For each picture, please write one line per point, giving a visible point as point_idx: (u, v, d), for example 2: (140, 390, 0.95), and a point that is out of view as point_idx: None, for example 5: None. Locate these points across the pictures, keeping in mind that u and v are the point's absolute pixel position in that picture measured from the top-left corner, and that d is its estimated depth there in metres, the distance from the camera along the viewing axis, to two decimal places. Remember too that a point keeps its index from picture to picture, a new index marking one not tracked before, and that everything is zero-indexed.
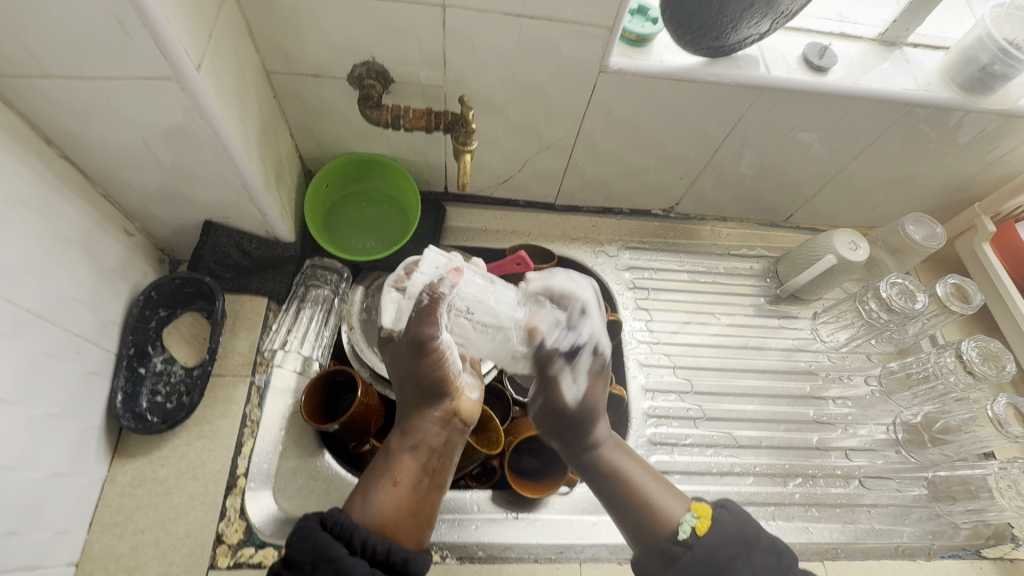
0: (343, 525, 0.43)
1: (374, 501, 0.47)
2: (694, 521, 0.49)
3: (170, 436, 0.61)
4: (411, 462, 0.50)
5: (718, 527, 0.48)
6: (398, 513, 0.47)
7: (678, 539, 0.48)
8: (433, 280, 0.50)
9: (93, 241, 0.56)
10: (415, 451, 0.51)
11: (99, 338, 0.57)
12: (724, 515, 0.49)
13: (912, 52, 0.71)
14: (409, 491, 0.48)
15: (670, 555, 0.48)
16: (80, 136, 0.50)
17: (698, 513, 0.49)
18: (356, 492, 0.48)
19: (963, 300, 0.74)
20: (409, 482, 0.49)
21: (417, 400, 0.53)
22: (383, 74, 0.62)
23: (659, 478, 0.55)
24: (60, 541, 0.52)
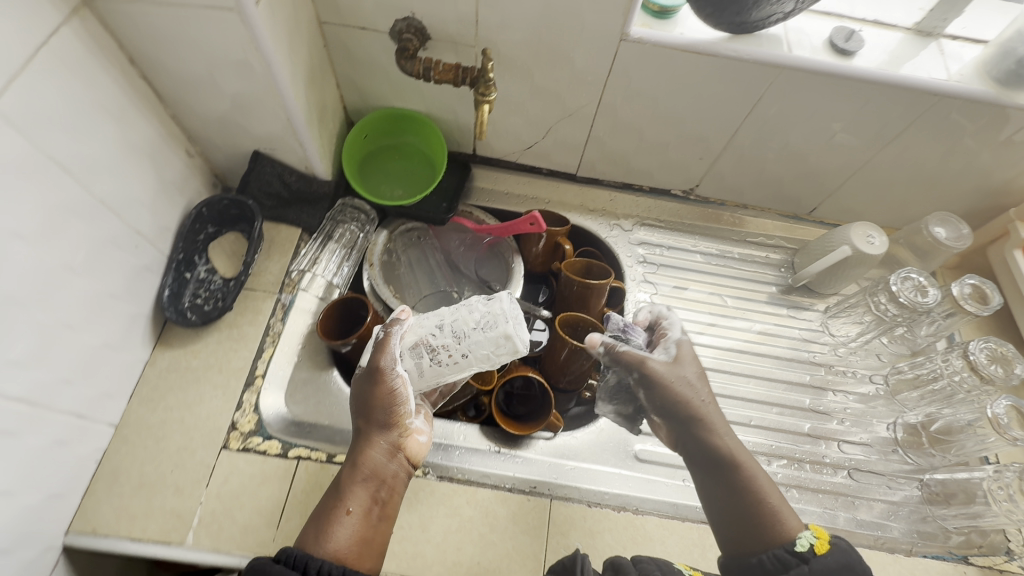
0: (297, 557, 0.49)
1: (332, 533, 0.52)
2: (813, 539, 0.53)
3: (204, 334, 0.70)
4: (363, 493, 0.56)
5: (835, 551, 0.52)
6: (355, 541, 0.53)
7: (796, 549, 0.52)
8: (387, 324, 0.61)
9: (158, 154, 0.65)
10: (366, 483, 0.57)
11: (155, 238, 0.66)
12: (842, 544, 0.53)
13: (948, 44, 0.70)
14: (361, 519, 0.55)
15: (784, 562, 0.52)
16: (158, 59, 0.59)
17: (817, 535, 0.53)
18: (314, 525, 0.54)
19: (980, 301, 0.72)
20: (362, 511, 0.55)
21: (372, 437, 0.60)
22: (421, 30, 0.68)
23: (775, 486, 0.59)
24: (104, 402, 0.61)
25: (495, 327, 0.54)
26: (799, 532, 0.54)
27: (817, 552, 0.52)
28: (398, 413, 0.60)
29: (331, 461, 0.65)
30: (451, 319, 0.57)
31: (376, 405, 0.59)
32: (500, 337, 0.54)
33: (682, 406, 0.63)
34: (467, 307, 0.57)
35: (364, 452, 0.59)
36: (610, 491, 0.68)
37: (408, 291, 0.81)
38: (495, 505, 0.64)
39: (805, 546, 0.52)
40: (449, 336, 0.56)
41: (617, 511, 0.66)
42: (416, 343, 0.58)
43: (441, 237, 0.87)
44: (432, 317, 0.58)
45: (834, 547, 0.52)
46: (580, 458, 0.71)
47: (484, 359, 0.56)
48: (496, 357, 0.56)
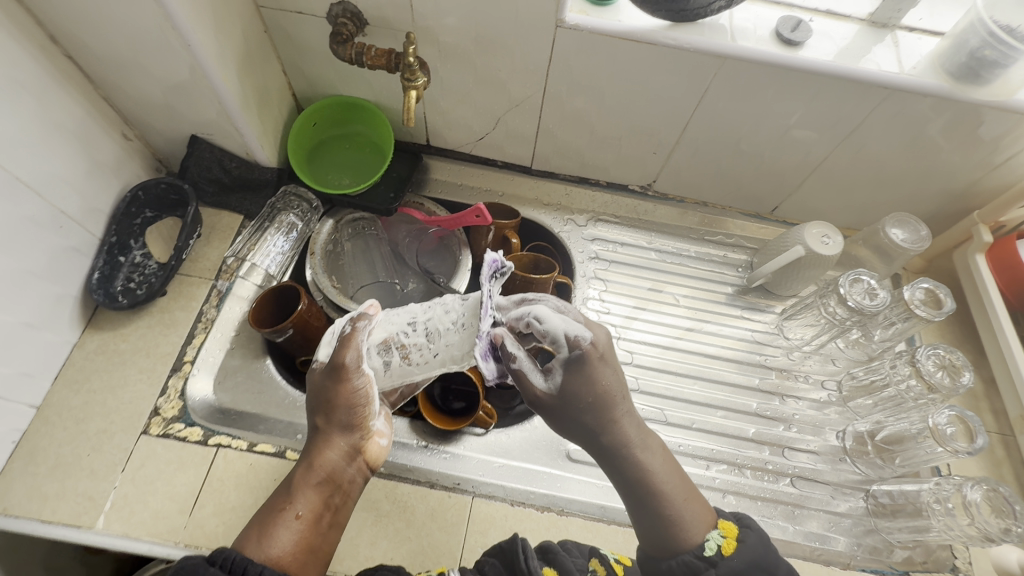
0: (235, 560, 0.46)
1: (273, 538, 0.49)
2: (721, 539, 0.51)
3: (135, 318, 0.69)
4: (316, 497, 0.53)
5: (743, 548, 0.49)
6: (299, 548, 0.50)
7: (706, 555, 0.49)
8: (354, 316, 0.57)
9: (88, 136, 0.65)
10: (319, 486, 0.54)
11: (85, 220, 0.66)
12: (750, 536, 0.50)
13: (905, 36, 0.67)
14: (310, 525, 0.51)
15: (693, 568, 0.49)
16: (81, 39, 0.59)
17: (725, 532, 0.51)
18: (256, 528, 0.50)
19: (934, 306, 0.69)
20: (312, 517, 0.52)
21: (331, 438, 0.57)
22: (357, 15, 0.67)
23: (680, 473, 0.55)
24: (23, 382, 0.61)
25: (469, 330, 0.53)
26: (708, 531, 0.51)
27: (725, 553, 0.50)
28: (359, 415, 0.57)
29: (251, 450, 0.64)
30: (423, 319, 0.56)
31: (339, 404, 0.56)
32: (475, 337, 0.53)
33: (579, 417, 0.55)
34: (443, 308, 0.55)
35: (319, 453, 0.55)
36: (537, 491, 0.66)
37: (350, 281, 0.80)
38: (415, 500, 0.63)
39: (713, 548, 0.50)
40: (422, 336, 0.56)
41: (541, 511, 0.64)
42: (385, 341, 0.57)
43: (389, 229, 0.85)
44: (406, 317, 0.57)
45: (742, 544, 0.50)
46: (509, 456, 0.69)
47: (454, 359, 0.56)
48: (468, 357, 0.55)
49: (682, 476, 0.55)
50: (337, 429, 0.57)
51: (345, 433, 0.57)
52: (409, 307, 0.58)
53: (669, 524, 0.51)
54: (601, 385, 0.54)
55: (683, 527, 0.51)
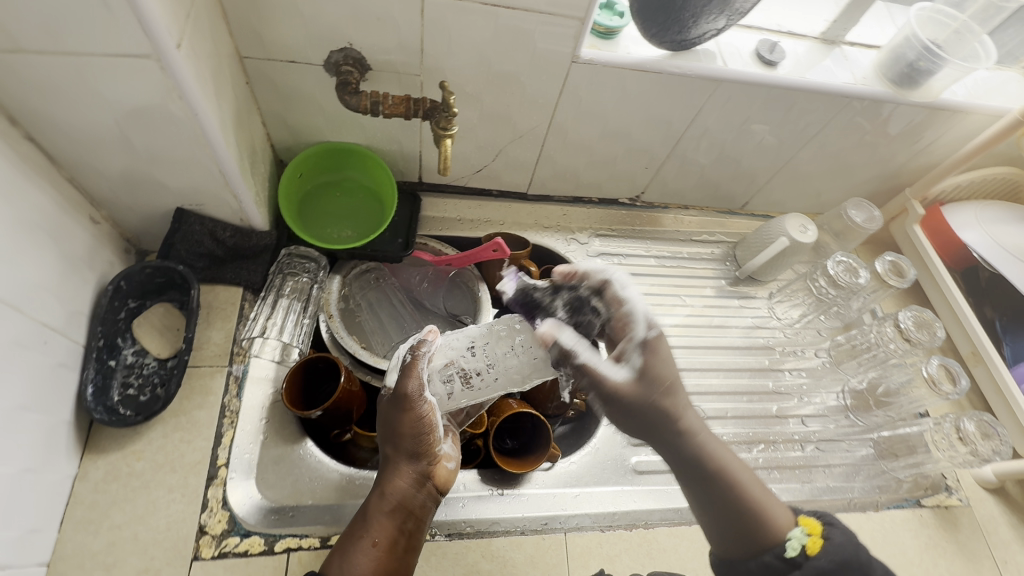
0: None
1: (353, 564, 0.50)
2: (805, 538, 0.52)
3: (145, 429, 0.59)
4: (389, 524, 0.53)
5: (830, 546, 0.50)
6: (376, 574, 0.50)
7: (788, 555, 0.51)
8: (414, 342, 0.59)
9: (58, 229, 0.54)
10: (392, 512, 0.54)
11: (66, 328, 0.55)
12: (836, 534, 0.51)
13: (850, 50, 0.78)
14: (387, 552, 0.52)
15: (772, 568, 0.51)
16: (46, 117, 0.49)
17: (809, 531, 0.52)
18: (337, 555, 0.51)
19: (898, 275, 0.82)
20: (388, 543, 0.52)
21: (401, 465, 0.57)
22: (360, 61, 0.63)
23: (758, 481, 0.56)
24: (30, 540, 0.50)
25: (525, 349, 0.59)
26: (789, 530, 0.53)
27: (810, 551, 0.51)
28: (425, 439, 0.56)
29: (326, 545, 0.59)
30: (484, 343, 0.59)
31: (404, 432, 0.56)
32: (534, 357, 0.59)
33: (642, 390, 0.57)
34: (498, 331, 0.60)
35: (389, 479, 0.56)
36: (619, 511, 0.68)
37: (375, 338, 0.75)
38: (512, 551, 0.62)
39: (796, 547, 0.51)
40: (484, 359, 0.58)
41: (629, 530, 0.66)
42: (448, 365, 0.58)
43: (400, 274, 0.82)
44: (464, 342, 0.60)
45: (829, 541, 0.51)
46: (582, 484, 0.70)
47: (513, 379, 0.59)
48: (527, 377, 0.59)
49: (759, 482, 0.57)
50: (404, 455, 0.57)
51: (412, 460, 0.57)
52: (463, 333, 0.61)
53: (753, 521, 0.53)
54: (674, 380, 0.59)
55: (769, 522, 0.53)
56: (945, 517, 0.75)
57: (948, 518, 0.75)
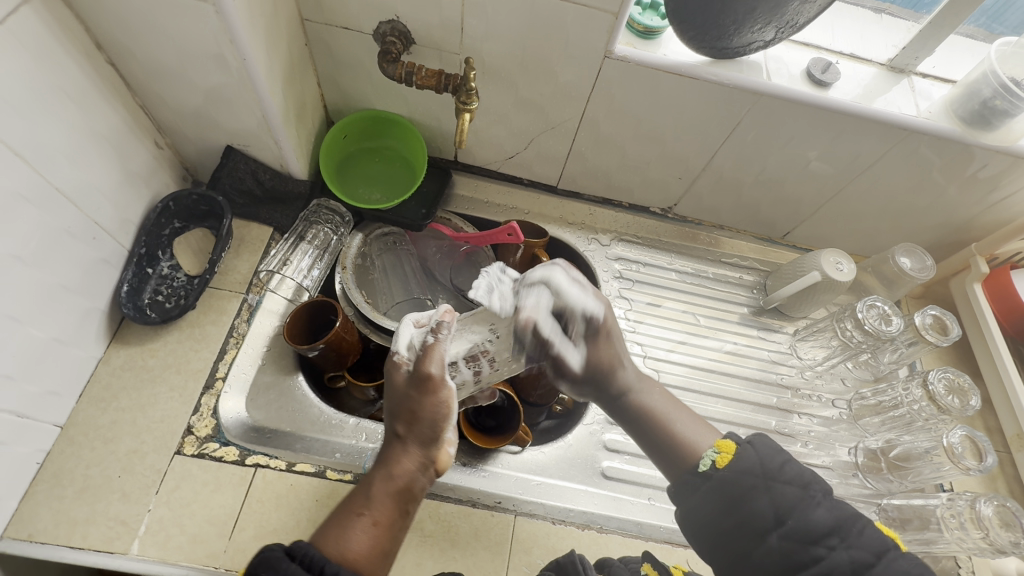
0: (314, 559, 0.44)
1: (348, 538, 0.47)
2: (716, 455, 0.53)
3: (164, 332, 0.67)
4: (389, 503, 0.50)
5: (738, 462, 0.52)
6: (369, 549, 0.47)
7: (700, 470, 0.53)
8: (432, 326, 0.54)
9: (124, 145, 0.62)
10: (396, 493, 0.51)
11: (116, 230, 0.63)
12: (747, 451, 0.52)
13: (919, 81, 0.72)
14: (385, 532, 0.49)
15: (694, 483, 0.53)
16: (126, 46, 0.57)
17: (721, 448, 0.53)
18: (333, 522, 0.48)
19: (941, 332, 0.74)
20: (387, 522, 0.49)
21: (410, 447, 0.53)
22: (405, 34, 0.67)
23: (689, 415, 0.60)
24: (50, 400, 0.58)
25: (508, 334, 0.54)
26: (705, 451, 0.55)
27: (720, 466, 0.52)
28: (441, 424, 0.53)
29: (290, 469, 0.63)
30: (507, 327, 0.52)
31: (422, 413, 0.52)
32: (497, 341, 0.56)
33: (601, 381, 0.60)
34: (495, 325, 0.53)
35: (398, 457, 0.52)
36: (575, 508, 0.67)
37: (382, 297, 0.80)
38: (458, 520, 0.63)
39: (707, 464, 0.53)
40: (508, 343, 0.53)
41: (582, 529, 0.65)
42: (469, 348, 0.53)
43: (418, 244, 0.86)
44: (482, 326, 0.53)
45: (738, 458, 0.52)
46: (547, 474, 0.70)
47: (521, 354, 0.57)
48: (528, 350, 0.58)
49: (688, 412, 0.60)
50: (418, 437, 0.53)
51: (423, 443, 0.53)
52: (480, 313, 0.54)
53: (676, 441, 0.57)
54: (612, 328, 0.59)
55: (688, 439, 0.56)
56: None
57: None
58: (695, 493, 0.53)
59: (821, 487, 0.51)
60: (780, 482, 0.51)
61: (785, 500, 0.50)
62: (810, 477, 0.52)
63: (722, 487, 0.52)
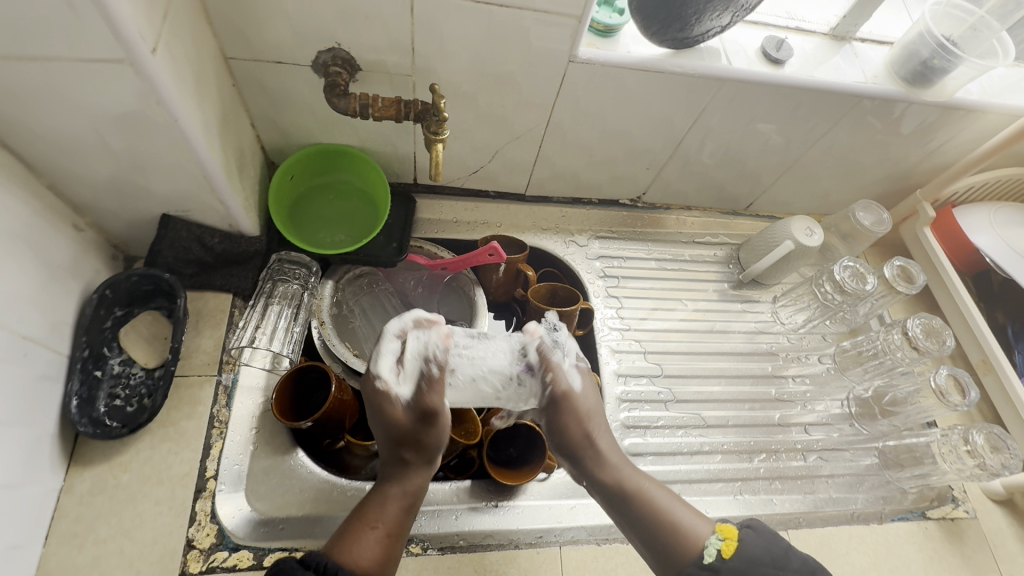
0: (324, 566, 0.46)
1: (360, 548, 0.49)
2: (721, 543, 0.52)
3: (132, 441, 0.58)
4: (395, 512, 0.53)
5: (743, 548, 0.51)
6: (381, 561, 0.50)
7: (706, 562, 0.51)
8: (422, 348, 0.55)
9: (38, 238, 0.52)
10: (402, 506, 0.53)
11: (49, 339, 0.53)
12: (749, 537, 0.52)
13: (860, 47, 0.75)
14: (390, 541, 0.51)
15: None
16: (21, 124, 0.47)
17: (723, 535, 0.53)
18: (345, 532, 0.51)
19: (907, 280, 0.79)
20: (392, 531, 0.52)
21: (415, 465, 0.55)
22: (349, 61, 0.61)
23: (675, 495, 0.57)
24: (13, 556, 0.49)
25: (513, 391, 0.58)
26: (708, 538, 0.53)
27: (727, 555, 0.51)
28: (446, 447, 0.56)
29: None
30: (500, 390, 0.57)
31: (423, 436, 0.55)
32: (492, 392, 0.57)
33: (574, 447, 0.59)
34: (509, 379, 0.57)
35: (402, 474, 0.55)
36: (616, 523, 0.66)
37: (367, 344, 0.75)
38: (505, 567, 0.60)
39: (713, 554, 0.51)
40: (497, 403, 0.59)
41: (626, 544, 0.64)
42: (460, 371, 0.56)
43: (394, 279, 0.81)
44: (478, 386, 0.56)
45: (743, 544, 0.52)
46: (579, 495, 0.68)
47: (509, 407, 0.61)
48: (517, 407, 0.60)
49: (673, 495, 0.57)
50: (423, 458, 0.56)
51: (428, 461, 0.56)
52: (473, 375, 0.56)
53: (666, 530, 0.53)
54: (592, 412, 0.60)
55: (689, 535, 0.53)
56: (951, 530, 0.73)
57: (953, 531, 0.73)
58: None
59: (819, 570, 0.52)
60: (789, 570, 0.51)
61: None
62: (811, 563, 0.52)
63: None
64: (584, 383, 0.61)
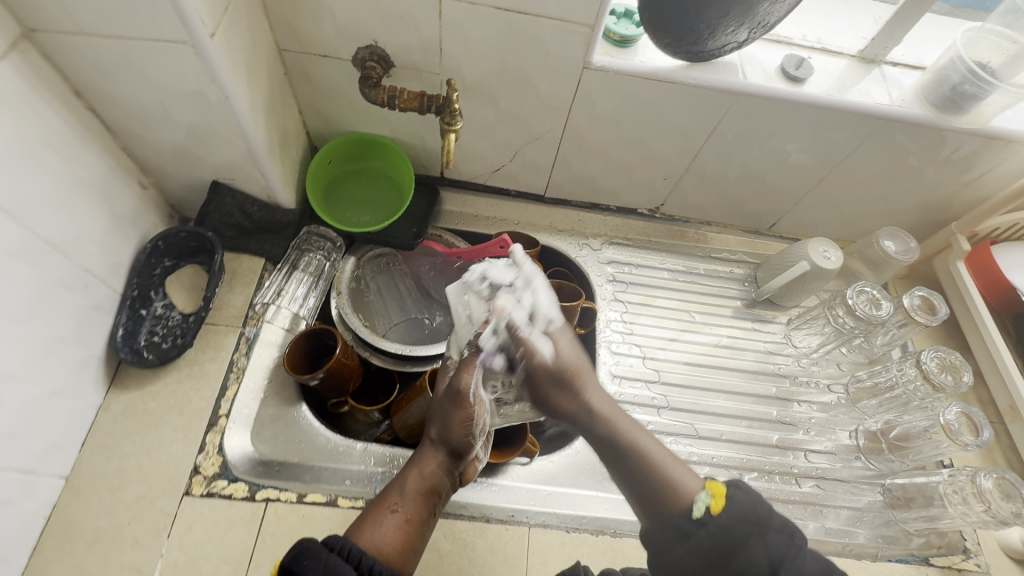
0: (352, 550, 0.49)
1: (381, 529, 0.53)
2: (709, 499, 0.50)
3: (162, 374, 0.66)
4: (418, 500, 0.56)
5: (731, 506, 0.49)
6: (402, 543, 0.53)
7: (694, 516, 0.49)
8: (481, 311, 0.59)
9: (108, 190, 0.62)
10: (424, 492, 0.57)
11: (106, 276, 0.63)
12: (738, 495, 0.50)
13: (890, 70, 0.74)
14: (413, 525, 0.55)
15: (683, 531, 0.50)
16: (106, 92, 0.57)
17: (713, 492, 0.50)
18: (367, 514, 0.55)
19: (929, 311, 0.76)
20: (413, 516, 0.55)
21: (437, 454, 0.59)
22: (385, 58, 0.68)
23: (667, 449, 0.55)
24: (53, 453, 0.57)
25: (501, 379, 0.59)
26: (697, 494, 0.51)
27: (715, 512, 0.49)
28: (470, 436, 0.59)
29: (301, 501, 0.62)
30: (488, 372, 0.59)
31: (451, 426, 0.58)
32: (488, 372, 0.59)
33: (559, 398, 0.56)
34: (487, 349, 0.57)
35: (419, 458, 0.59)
36: (587, 515, 0.67)
37: (379, 319, 0.82)
38: (474, 537, 0.63)
39: (701, 510, 0.50)
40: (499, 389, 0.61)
41: (596, 535, 0.66)
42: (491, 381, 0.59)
43: (411, 262, 0.86)
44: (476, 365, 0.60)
45: (730, 503, 0.50)
46: (557, 483, 0.70)
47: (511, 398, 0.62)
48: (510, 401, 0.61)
49: (666, 448, 0.55)
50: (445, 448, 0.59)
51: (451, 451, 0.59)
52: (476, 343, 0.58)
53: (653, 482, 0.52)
54: (581, 367, 0.55)
55: (674, 487, 0.52)
56: None
57: None
58: (691, 541, 0.49)
59: (803, 532, 0.50)
60: (773, 531, 0.49)
61: (777, 548, 0.48)
62: (794, 525, 0.50)
63: (717, 535, 0.48)
64: (559, 344, 0.55)
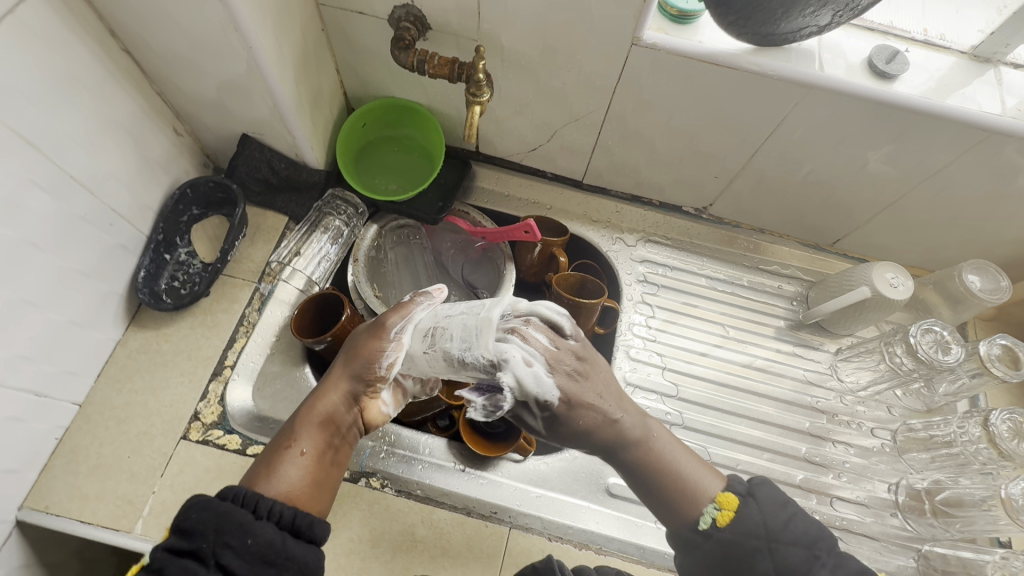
0: (244, 496, 0.44)
1: (280, 473, 0.47)
2: (716, 512, 0.51)
3: (177, 318, 0.69)
4: (318, 435, 0.50)
5: (739, 520, 0.50)
6: (303, 483, 0.47)
7: (700, 528, 0.51)
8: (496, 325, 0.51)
9: (140, 133, 0.63)
10: (322, 426, 0.51)
11: (133, 217, 0.64)
12: (747, 509, 0.50)
13: (1009, 72, 0.62)
14: (314, 461, 0.49)
15: (689, 541, 0.51)
16: (139, 34, 0.57)
17: (721, 504, 0.51)
18: (264, 460, 0.48)
19: (1011, 366, 0.66)
20: (316, 453, 0.49)
21: (341, 384, 0.53)
22: (421, 19, 0.64)
23: (683, 458, 0.54)
24: (68, 380, 0.61)
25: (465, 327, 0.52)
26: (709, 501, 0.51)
27: (720, 524, 0.50)
28: (383, 371, 0.54)
29: None
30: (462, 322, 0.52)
31: (358, 355, 0.54)
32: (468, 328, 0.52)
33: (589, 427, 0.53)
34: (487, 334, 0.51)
35: (321, 393, 0.53)
36: (575, 526, 0.64)
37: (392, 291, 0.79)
38: (452, 527, 0.62)
39: (707, 522, 0.50)
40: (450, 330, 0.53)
41: (578, 548, 0.62)
42: (428, 327, 0.54)
43: (434, 237, 0.84)
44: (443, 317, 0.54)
45: (739, 516, 0.50)
46: (549, 486, 0.67)
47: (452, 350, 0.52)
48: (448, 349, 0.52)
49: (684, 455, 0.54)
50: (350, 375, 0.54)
51: (352, 380, 0.54)
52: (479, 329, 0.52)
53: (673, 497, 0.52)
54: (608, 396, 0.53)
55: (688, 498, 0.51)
56: None
57: None
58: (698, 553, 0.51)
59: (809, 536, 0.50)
60: (782, 542, 0.49)
61: (787, 560, 0.48)
62: (805, 530, 0.50)
63: (722, 549, 0.50)
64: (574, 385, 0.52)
